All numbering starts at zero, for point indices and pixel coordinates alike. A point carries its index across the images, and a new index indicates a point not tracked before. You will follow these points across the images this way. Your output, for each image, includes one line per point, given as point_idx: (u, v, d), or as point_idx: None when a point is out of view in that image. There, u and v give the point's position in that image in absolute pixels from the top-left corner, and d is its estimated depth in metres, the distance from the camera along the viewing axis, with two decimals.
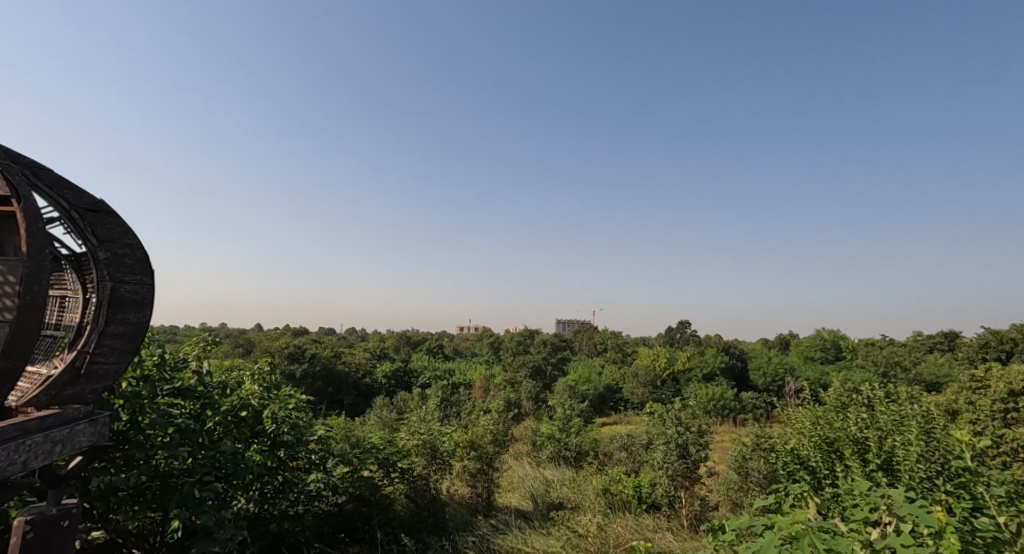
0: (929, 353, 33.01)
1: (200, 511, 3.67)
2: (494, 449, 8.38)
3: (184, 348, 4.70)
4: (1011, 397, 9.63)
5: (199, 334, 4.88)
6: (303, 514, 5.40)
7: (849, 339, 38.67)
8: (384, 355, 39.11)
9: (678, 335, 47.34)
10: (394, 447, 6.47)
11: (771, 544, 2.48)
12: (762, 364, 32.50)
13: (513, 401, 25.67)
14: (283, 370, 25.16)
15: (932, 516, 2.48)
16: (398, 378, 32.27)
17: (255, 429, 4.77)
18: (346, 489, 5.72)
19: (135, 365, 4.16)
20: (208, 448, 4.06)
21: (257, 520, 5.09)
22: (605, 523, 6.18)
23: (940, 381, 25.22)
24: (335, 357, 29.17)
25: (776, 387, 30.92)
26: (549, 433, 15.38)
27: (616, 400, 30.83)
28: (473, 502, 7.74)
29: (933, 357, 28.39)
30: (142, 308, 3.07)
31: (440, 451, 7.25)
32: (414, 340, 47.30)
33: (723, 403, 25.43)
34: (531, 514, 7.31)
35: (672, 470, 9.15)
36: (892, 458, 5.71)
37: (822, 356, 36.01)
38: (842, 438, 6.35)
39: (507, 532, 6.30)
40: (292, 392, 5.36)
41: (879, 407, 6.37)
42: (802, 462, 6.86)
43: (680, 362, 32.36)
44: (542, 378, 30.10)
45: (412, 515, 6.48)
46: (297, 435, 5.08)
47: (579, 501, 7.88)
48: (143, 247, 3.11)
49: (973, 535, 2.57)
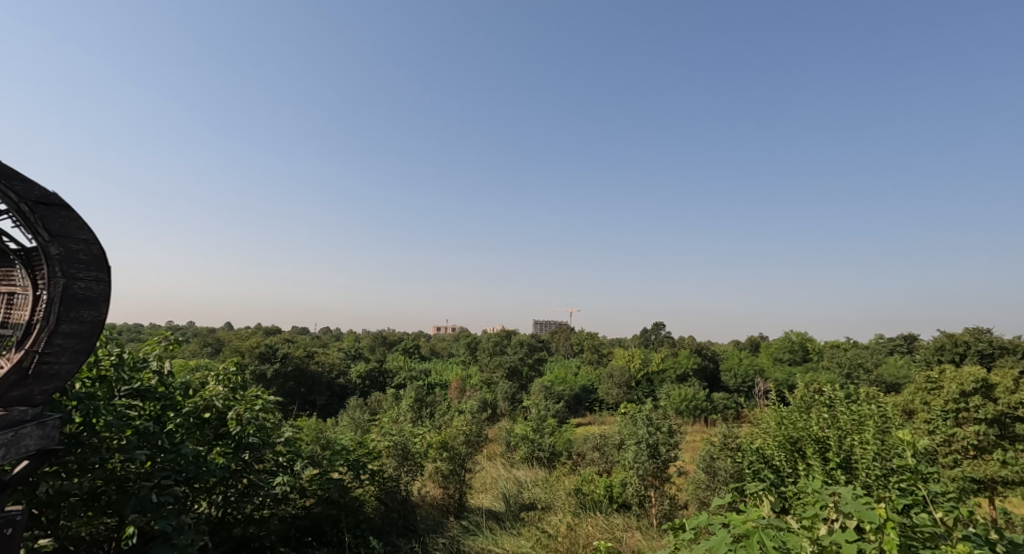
0: (890, 354, 34.34)
1: (158, 515, 3.57)
2: (467, 450, 8.35)
3: (145, 346, 4.51)
4: (962, 397, 9.89)
5: (161, 332, 4.67)
6: (269, 517, 5.21)
7: (816, 341, 39.96)
8: (359, 354, 38.63)
9: (652, 336, 48.05)
10: (365, 449, 6.38)
11: (723, 542, 2.54)
12: (732, 365, 33.23)
13: (489, 402, 25.71)
14: (254, 370, 24.63)
15: (875, 512, 2.58)
16: (372, 377, 31.92)
17: (219, 432, 4.64)
18: (315, 491, 5.66)
19: (90, 365, 4.00)
20: (167, 450, 3.95)
21: (220, 524, 4.92)
22: (576, 524, 6.23)
23: (900, 382, 26.25)
24: (307, 356, 28.66)
25: (746, 388, 31.72)
26: (524, 433, 15.40)
27: (591, 400, 31.16)
28: (445, 502, 7.73)
29: (893, 358, 29.48)
30: (97, 306, 2.96)
31: (412, 452, 7.18)
32: (390, 339, 46.79)
33: (695, 403, 25.87)
34: (502, 515, 7.34)
35: (642, 470, 9.29)
36: (851, 456, 5.90)
37: (790, 358, 37.01)
38: (805, 438, 6.51)
39: (477, 533, 6.32)
40: (259, 392, 5.23)
41: (840, 407, 6.58)
42: (766, 461, 7.02)
43: (654, 363, 32.85)
44: (518, 379, 30.16)
45: (382, 517, 6.43)
46: (263, 437, 4.99)
47: (550, 502, 7.92)
48: (100, 243, 2.99)
49: (914, 531, 2.66)
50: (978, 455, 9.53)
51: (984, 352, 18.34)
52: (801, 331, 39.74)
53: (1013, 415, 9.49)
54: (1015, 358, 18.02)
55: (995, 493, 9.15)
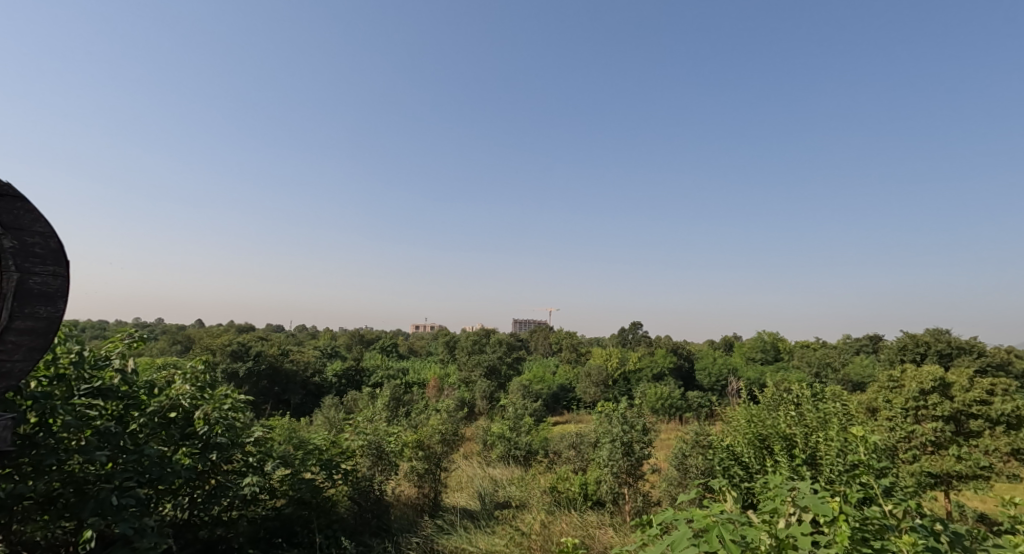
0: (857, 354, 35.45)
1: (118, 519, 3.46)
2: (442, 449, 8.36)
3: (107, 344, 4.36)
4: (920, 396, 10.25)
5: (125, 330, 4.53)
6: (238, 519, 5.11)
7: (786, 341, 41.04)
8: (336, 353, 38.23)
9: (629, 336, 48.58)
10: (338, 448, 6.29)
11: (684, 537, 2.59)
12: (706, 365, 33.75)
13: (466, 402, 25.64)
14: (226, 368, 24.14)
15: (828, 506, 2.68)
16: (348, 376, 31.49)
17: (186, 432, 4.53)
18: (286, 492, 5.55)
19: (48, 364, 3.88)
20: (130, 451, 3.86)
21: (185, 527, 4.80)
22: (549, 522, 6.25)
23: (865, 381, 27.08)
24: (282, 355, 28.13)
25: (720, 387, 32.34)
26: (500, 432, 15.41)
27: (569, 399, 31.39)
28: (419, 502, 7.69)
29: (860, 358, 30.32)
30: (55, 301, 2.84)
31: (386, 452, 7.11)
32: (368, 337, 46.31)
33: (670, 401, 26.24)
34: (477, 514, 7.30)
35: (616, 467, 9.40)
36: (816, 452, 6.06)
37: (762, 357, 37.87)
38: (773, 436, 6.65)
39: (451, 532, 6.32)
40: (229, 391, 5.12)
41: (807, 405, 6.75)
42: (736, 458, 7.17)
43: (631, 362, 33.21)
44: (496, 378, 30.20)
45: (354, 517, 6.37)
46: (232, 437, 4.90)
47: (525, 500, 7.96)
48: (57, 236, 2.89)
49: (866, 524, 2.75)
50: (935, 451, 9.92)
51: (943, 352, 19.02)
52: (772, 331, 40.71)
53: (968, 412, 9.84)
54: (971, 358, 18.73)
55: (950, 487, 9.56)
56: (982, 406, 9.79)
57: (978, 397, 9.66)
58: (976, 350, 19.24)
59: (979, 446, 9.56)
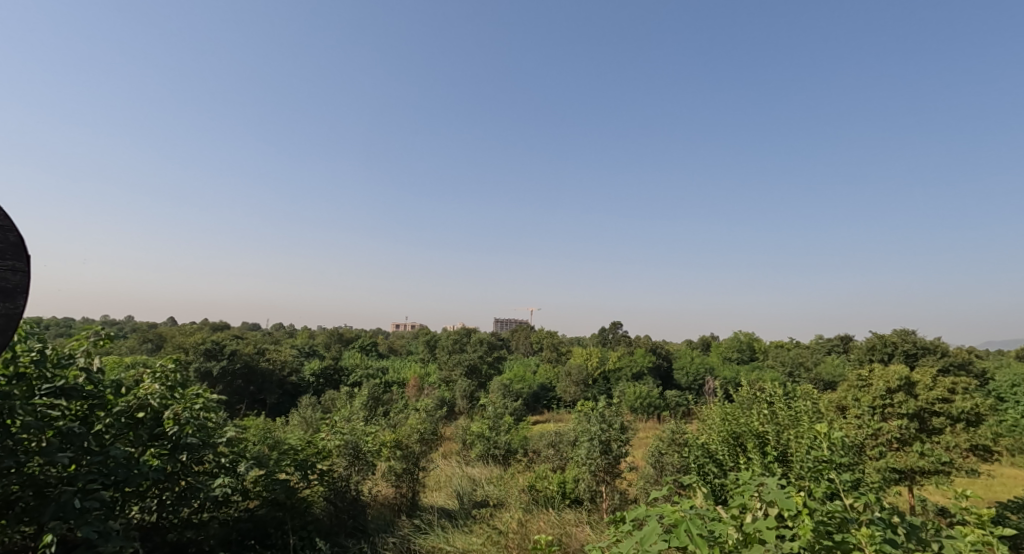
0: (829, 354, 36.35)
1: (81, 523, 3.37)
2: (421, 448, 8.29)
3: (72, 341, 4.20)
4: (887, 394, 10.52)
5: (91, 327, 4.36)
6: (208, 521, 5.02)
7: (762, 341, 41.86)
8: (314, 352, 37.72)
9: (609, 336, 48.96)
10: (314, 448, 6.21)
11: (653, 533, 2.65)
12: (684, 365, 34.22)
13: (446, 401, 25.58)
14: (198, 368, 23.64)
15: (791, 500, 2.77)
16: (326, 375, 31.12)
17: (154, 432, 4.41)
18: (259, 493, 5.46)
19: (7, 362, 3.73)
20: (94, 453, 3.76)
21: (153, 530, 4.71)
22: (527, 520, 6.24)
23: (836, 380, 27.76)
24: (258, 353, 27.67)
25: (697, 386, 32.84)
26: (479, 431, 15.40)
27: (549, 399, 31.53)
28: (397, 502, 7.65)
29: (831, 358, 31.03)
30: (14, 297, 2.72)
31: (363, 451, 7.02)
32: (347, 336, 45.78)
33: (648, 400, 26.54)
34: (455, 514, 7.27)
35: (594, 466, 9.49)
36: (787, 449, 6.19)
37: (738, 357, 38.50)
38: (746, 433, 6.76)
39: (429, 532, 6.29)
40: (200, 391, 5.01)
41: (779, 404, 6.87)
42: (710, 455, 7.29)
43: (611, 362, 33.44)
44: (477, 377, 30.19)
45: (330, 518, 6.31)
46: (204, 437, 4.79)
47: (503, 498, 7.97)
48: (15, 230, 2.79)
49: (828, 517, 2.82)
50: (900, 447, 10.21)
51: (909, 352, 19.60)
52: (748, 331, 41.52)
53: (931, 410, 10.15)
54: (935, 358, 19.33)
55: (913, 482, 9.85)
56: (944, 404, 10.06)
57: (940, 395, 9.94)
58: (940, 350, 19.84)
59: (940, 442, 9.87)
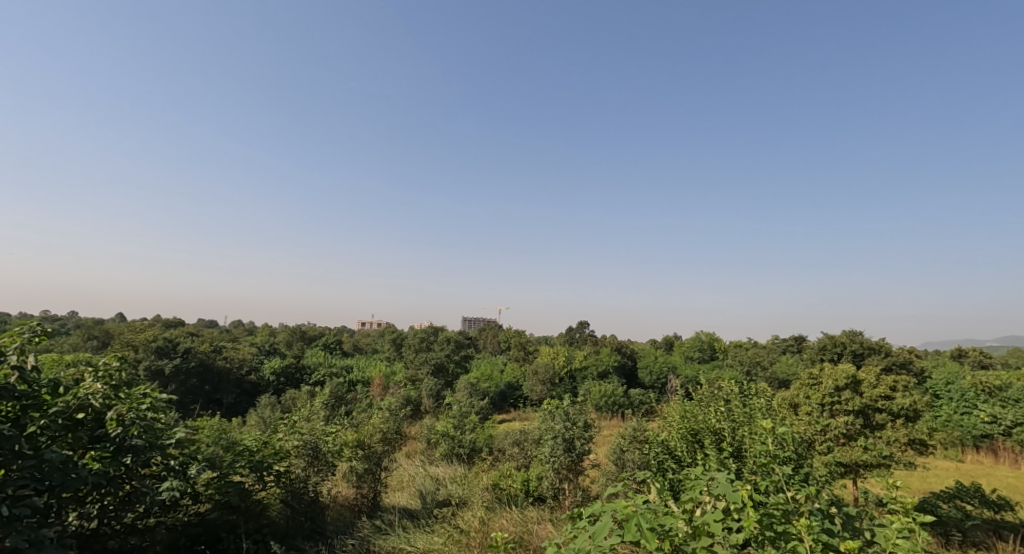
0: (784, 353, 37.66)
1: (9, 531, 3.18)
2: (383, 448, 8.12)
3: (4, 338, 3.94)
4: (835, 391, 10.90)
5: (26, 322, 4.10)
6: (155, 526, 4.84)
7: (722, 340, 43.06)
8: (275, 350, 36.67)
9: (576, 335, 49.43)
10: (271, 449, 6.01)
11: (605, 527, 2.68)
12: (648, 364, 34.87)
13: (412, 400, 25.35)
14: (149, 366, 22.66)
15: (738, 493, 2.86)
16: (288, 373, 30.36)
17: (95, 435, 4.18)
18: (211, 496, 5.25)
19: None
20: (29, 456, 3.56)
21: (94, 537, 4.47)
22: (489, 518, 6.22)
23: (790, 378, 28.80)
24: (214, 351, 26.71)
25: (660, 384, 33.51)
26: (444, 430, 15.26)
27: (514, 397, 31.65)
28: (357, 503, 7.56)
29: (787, 357, 32.13)
30: None
31: (322, 452, 6.80)
32: (310, 334, 44.78)
33: (613, 399, 26.94)
34: (417, 514, 7.21)
35: (557, 463, 9.57)
36: (742, 445, 6.38)
37: (699, 356, 39.45)
38: (704, 430, 6.92)
39: (389, 532, 6.20)
40: (147, 390, 4.79)
41: (735, 402, 7.06)
42: (670, 452, 7.41)
43: (577, 361, 33.74)
44: (444, 376, 30.10)
45: (287, 521, 6.14)
46: (151, 438, 4.57)
47: (466, 497, 7.94)
48: None
49: (774, 506, 2.91)
50: (846, 442, 10.64)
51: (857, 352, 20.47)
52: (709, 331, 42.59)
53: (875, 407, 10.61)
54: (880, 357, 20.27)
55: (858, 475, 10.31)
56: (886, 401, 10.50)
57: (883, 393, 10.40)
58: (885, 350, 20.80)
59: (882, 437, 10.36)
